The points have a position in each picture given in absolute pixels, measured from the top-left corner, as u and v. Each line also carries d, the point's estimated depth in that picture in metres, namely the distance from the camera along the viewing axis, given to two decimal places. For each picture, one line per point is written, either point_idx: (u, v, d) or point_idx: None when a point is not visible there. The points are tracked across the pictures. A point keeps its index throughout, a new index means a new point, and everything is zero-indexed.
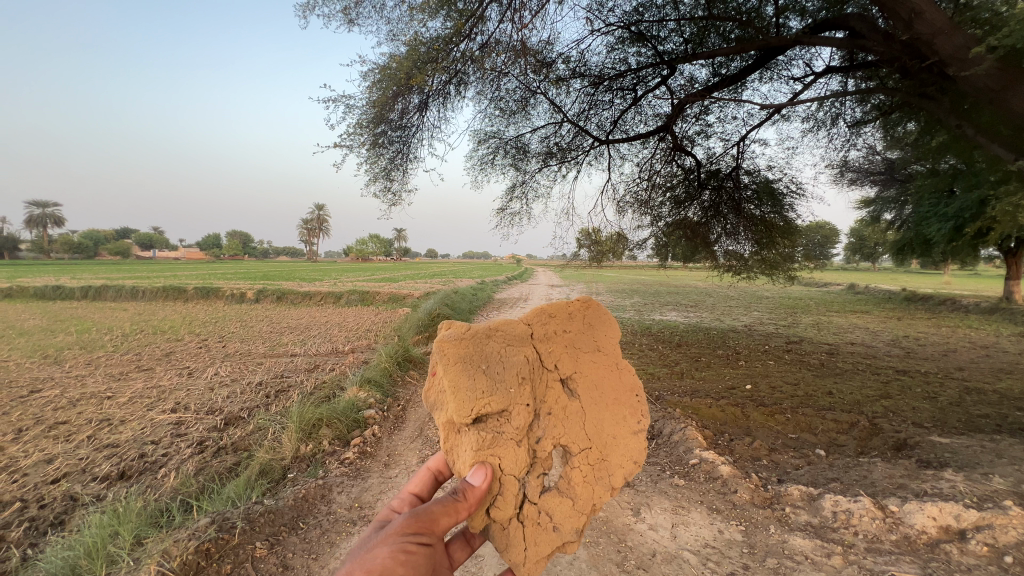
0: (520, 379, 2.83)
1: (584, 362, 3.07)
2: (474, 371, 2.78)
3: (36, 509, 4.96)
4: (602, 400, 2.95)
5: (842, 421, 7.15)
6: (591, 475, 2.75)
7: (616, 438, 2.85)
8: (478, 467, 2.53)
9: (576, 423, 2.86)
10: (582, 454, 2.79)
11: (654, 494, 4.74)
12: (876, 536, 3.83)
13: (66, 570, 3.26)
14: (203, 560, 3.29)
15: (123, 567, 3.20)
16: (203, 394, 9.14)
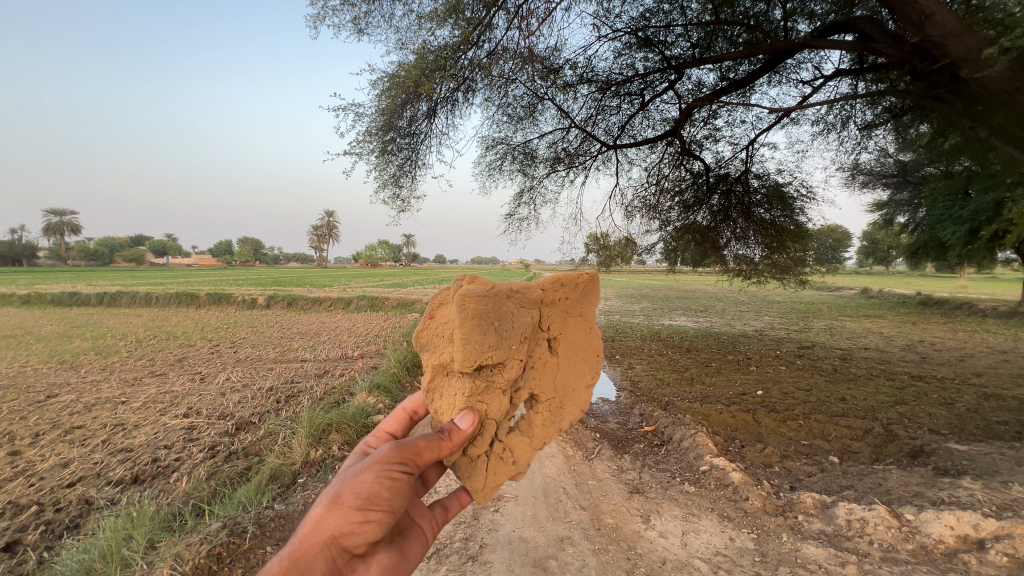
0: (520, 334, 2.83)
1: (571, 324, 3.05)
2: (484, 321, 2.72)
3: (53, 512, 5.04)
4: (572, 354, 2.96)
5: (855, 428, 7.06)
6: (550, 419, 2.81)
7: (578, 390, 2.90)
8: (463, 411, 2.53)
9: (551, 375, 2.90)
10: (548, 402, 2.84)
11: (664, 501, 4.70)
12: (892, 545, 3.77)
13: (82, 573, 3.30)
14: (215, 564, 3.31)
15: (137, 570, 3.23)
16: (215, 399, 9.23)
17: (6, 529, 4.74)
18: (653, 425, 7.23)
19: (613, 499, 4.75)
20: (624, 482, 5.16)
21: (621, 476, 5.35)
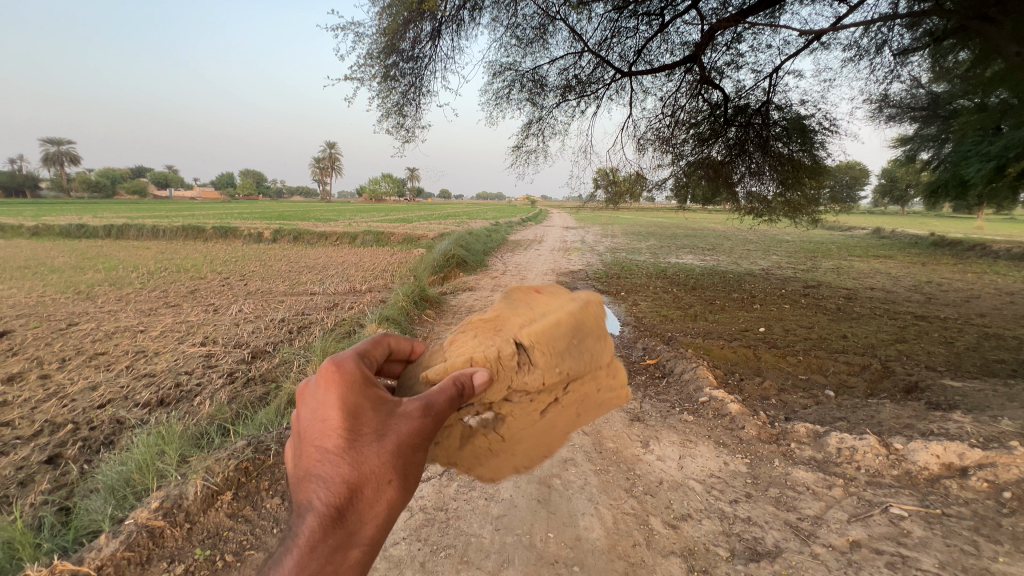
0: (572, 409, 2.49)
1: (576, 410, 2.50)
2: (583, 361, 2.46)
3: (88, 430, 5.39)
4: (551, 428, 2.48)
5: (853, 364, 7.24)
6: (485, 454, 2.39)
7: (514, 453, 2.50)
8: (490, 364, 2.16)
9: (527, 424, 2.37)
10: (501, 439, 2.38)
11: (663, 428, 4.93)
12: (878, 471, 3.99)
13: (122, 482, 3.58)
14: (243, 476, 3.55)
15: (172, 480, 3.48)
16: (229, 329, 9.53)
17: (46, 445, 5.09)
18: (656, 358, 7.44)
19: (614, 425, 4.98)
20: (625, 411, 5.38)
21: (622, 405, 5.58)
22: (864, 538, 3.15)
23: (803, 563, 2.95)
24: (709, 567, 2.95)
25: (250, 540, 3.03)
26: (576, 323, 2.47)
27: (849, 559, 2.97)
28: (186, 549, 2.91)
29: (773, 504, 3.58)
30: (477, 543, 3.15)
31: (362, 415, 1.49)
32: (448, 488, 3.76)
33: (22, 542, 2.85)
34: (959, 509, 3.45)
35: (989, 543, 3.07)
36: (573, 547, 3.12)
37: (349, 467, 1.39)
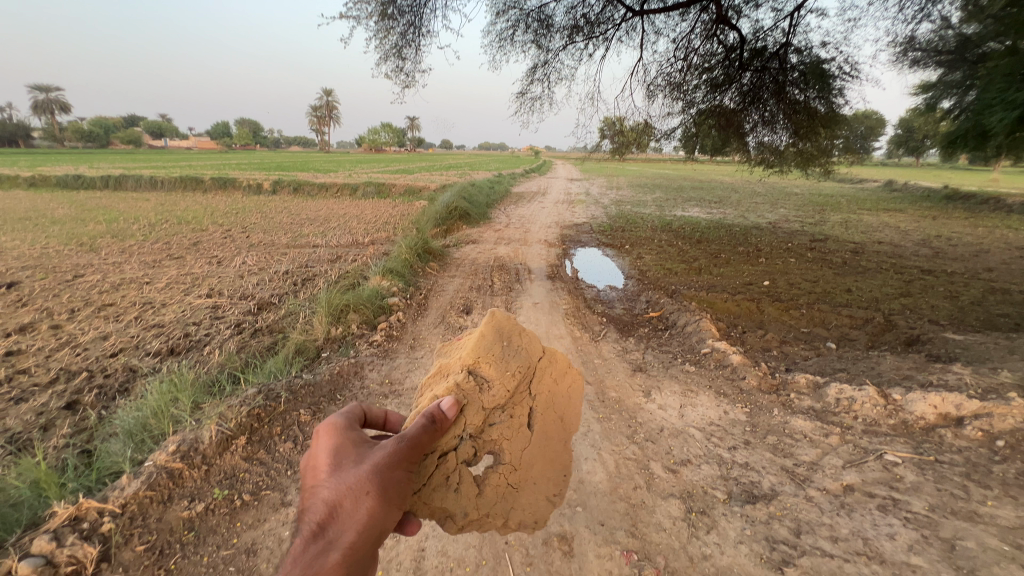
0: (552, 409, 2.60)
1: (556, 411, 2.60)
2: (526, 354, 2.60)
3: (103, 378, 5.52)
4: (548, 440, 2.55)
5: (855, 317, 7.25)
6: (505, 493, 2.41)
7: (534, 482, 2.51)
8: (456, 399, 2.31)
9: (522, 444, 2.45)
10: (513, 468, 2.42)
11: (665, 378, 5.01)
12: (875, 420, 4.07)
13: (139, 427, 3.69)
14: (256, 422, 3.65)
15: (187, 425, 3.59)
16: (233, 280, 9.56)
17: (64, 392, 5.23)
18: (659, 311, 7.46)
19: (617, 375, 5.06)
20: (627, 362, 5.45)
21: (625, 356, 5.64)
22: (858, 483, 3.26)
23: (796, 505, 3.07)
24: (706, 508, 3.08)
25: (266, 482, 3.17)
26: (504, 328, 2.62)
27: (841, 501, 3.08)
28: (206, 489, 3.04)
29: (770, 450, 3.68)
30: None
31: (338, 453, 1.76)
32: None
33: (49, 481, 2.98)
34: (952, 456, 3.54)
35: (979, 488, 3.17)
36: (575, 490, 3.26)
37: (327, 490, 1.62)
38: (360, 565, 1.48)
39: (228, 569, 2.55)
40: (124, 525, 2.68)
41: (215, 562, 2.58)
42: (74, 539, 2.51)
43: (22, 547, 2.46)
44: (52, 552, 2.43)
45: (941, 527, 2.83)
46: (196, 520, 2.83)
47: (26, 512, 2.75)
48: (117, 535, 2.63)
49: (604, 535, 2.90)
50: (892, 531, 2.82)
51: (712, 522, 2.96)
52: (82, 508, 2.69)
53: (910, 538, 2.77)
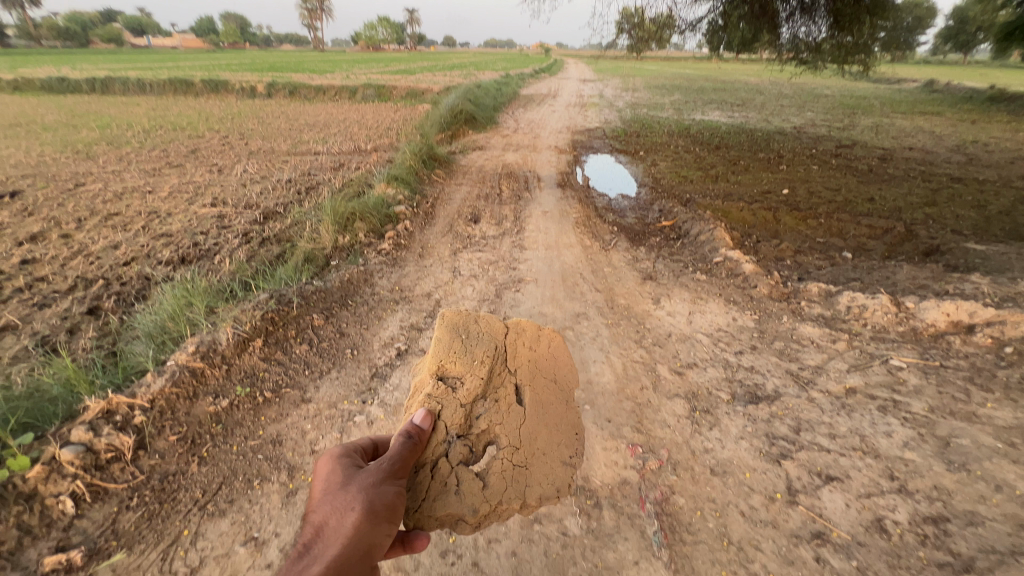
0: (534, 381, 2.63)
1: (539, 382, 2.66)
2: (489, 337, 2.62)
3: (119, 285, 5.61)
4: (541, 412, 2.55)
5: (875, 227, 7.00)
6: (515, 477, 2.31)
7: (542, 456, 2.45)
8: (430, 409, 2.29)
9: (516, 421, 2.42)
10: (514, 448, 2.36)
11: (675, 286, 4.98)
12: (883, 327, 4.08)
13: (158, 330, 3.80)
14: (271, 325, 3.70)
15: (204, 328, 3.66)
16: (236, 190, 9.34)
17: (83, 298, 5.35)
18: (672, 220, 7.24)
19: (626, 283, 5.03)
20: (638, 271, 5.39)
21: (635, 264, 5.57)
22: (860, 385, 3.33)
23: (798, 405, 3.17)
24: (710, 408, 3.19)
25: (285, 381, 3.31)
26: (458, 323, 2.65)
27: (843, 402, 3.17)
28: (229, 386, 3.18)
29: (777, 356, 3.73)
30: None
31: (326, 476, 1.77)
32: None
33: (78, 378, 3.11)
34: (956, 361, 3.58)
35: (980, 391, 3.23)
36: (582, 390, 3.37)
37: (314, 513, 1.62)
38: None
39: (257, 457, 2.76)
40: (155, 418, 2.84)
41: (245, 451, 2.79)
42: (110, 430, 2.67)
43: (63, 436, 2.63)
44: (90, 440, 2.59)
45: (938, 426, 2.92)
46: (222, 415, 3.01)
47: (62, 406, 2.91)
48: (149, 426, 2.81)
49: (611, 431, 3.05)
50: (889, 429, 2.92)
51: (714, 420, 3.09)
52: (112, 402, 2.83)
53: (906, 435, 2.87)
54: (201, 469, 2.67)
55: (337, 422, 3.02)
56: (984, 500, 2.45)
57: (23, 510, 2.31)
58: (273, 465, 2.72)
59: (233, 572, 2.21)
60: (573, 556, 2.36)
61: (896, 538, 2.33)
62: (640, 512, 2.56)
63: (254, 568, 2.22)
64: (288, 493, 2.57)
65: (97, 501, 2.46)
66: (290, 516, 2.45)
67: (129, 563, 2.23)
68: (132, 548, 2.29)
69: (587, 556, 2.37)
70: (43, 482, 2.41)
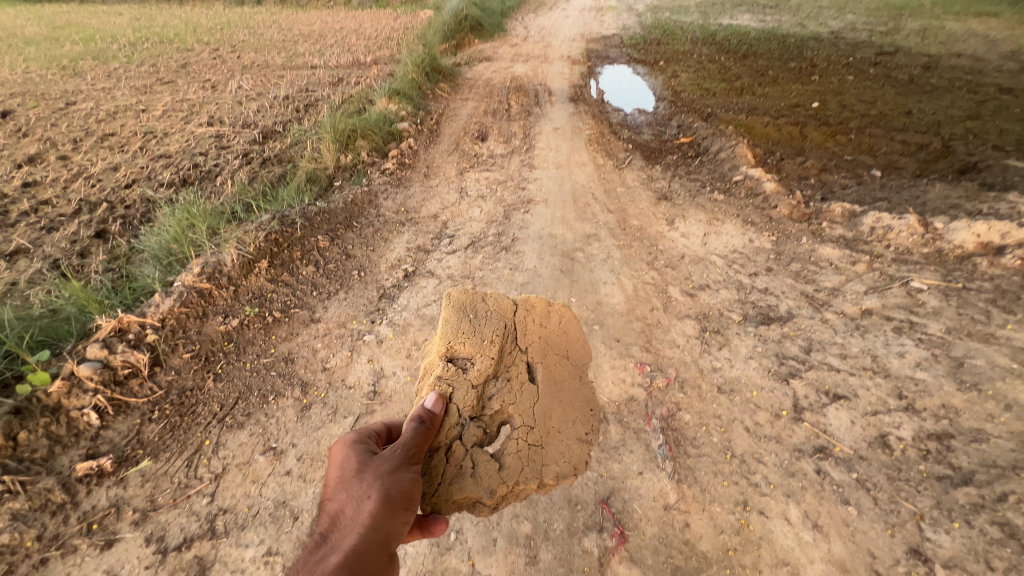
0: (548, 359, 2.30)
1: (553, 358, 2.35)
2: (498, 314, 2.28)
3: (124, 209, 5.53)
4: (556, 390, 2.27)
5: (910, 143, 6.53)
6: (533, 459, 2.04)
7: (558, 433, 2.16)
8: (440, 392, 2.02)
9: (531, 400, 2.15)
10: (530, 427, 2.09)
11: (691, 207, 4.77)
12: (907, 249, 3.90)
13: (164, 253, 3.77)
14: (275, 247, 3.62)
15: (208, 250, 3.61)
16: (232, 108, 8.89)
17: (90, 222, 5.30)
18: (691, 137, 6.80)
19: (640, 204, 4.82)
20: (652, 191, 5.14)
21: (650, 184, 5.30)
22: (877, 308, 3.24)
23: (811, 326, 3.12)
24: (720, 329, 3.16)
25: (294, 302, 3.32)
26: (462, 300, 2.29)
27: (857, 324, 3.11)
28: (238, 307, 3.20)
29: (793, 278, 3.62)
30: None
31: (341, 462, 1.65)
32: (473, 260, 3.80)
33: (87, 298, 3.13)
34: (980, 284, 3.45)
35: (1001, 314, 3.14)
36: (590, 310, 3.35)
37: (330, 502, 1.53)
38: (366, 567, 1.33)
39: (270, 374, 2.84)
40: (167, 337, 2.89)
41: (258, 369, 2.87)
42: (124, 347, 2.73)
43: (80, 353, 2.70)
44: (106, 357, 2.66)
45: (954, 347, 2.88)
46: (233, 334, 3.05)
47: (75, 326, 2.95)
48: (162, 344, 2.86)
49: (619, 350, 3.06)
50: (905, 351, 2.89)
51: (724, 341, 3.07)
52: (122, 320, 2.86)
53: (919, 356, 2.84)
54: (217, 385, 2.77)
55: (347, 341, 3.07)
56: (991, 419, 2.46)
57: (52, 422, 2.44)
58: (287, 381, 2.81)
59: (255, 478, 2.36)
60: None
61: (898, 453, 2.38)
62: (645, 425, 2.64)
63: (275, 474, 2.37)
64: (304, 406, 2.68)
65: (120, 414, 2.58)
66: (308, 427, 2.58)
67: (157, 469, 2.39)
68: (159, 456, 2.44)
69: (592, 466, 2.49)
70: (66, 396, 2.51)
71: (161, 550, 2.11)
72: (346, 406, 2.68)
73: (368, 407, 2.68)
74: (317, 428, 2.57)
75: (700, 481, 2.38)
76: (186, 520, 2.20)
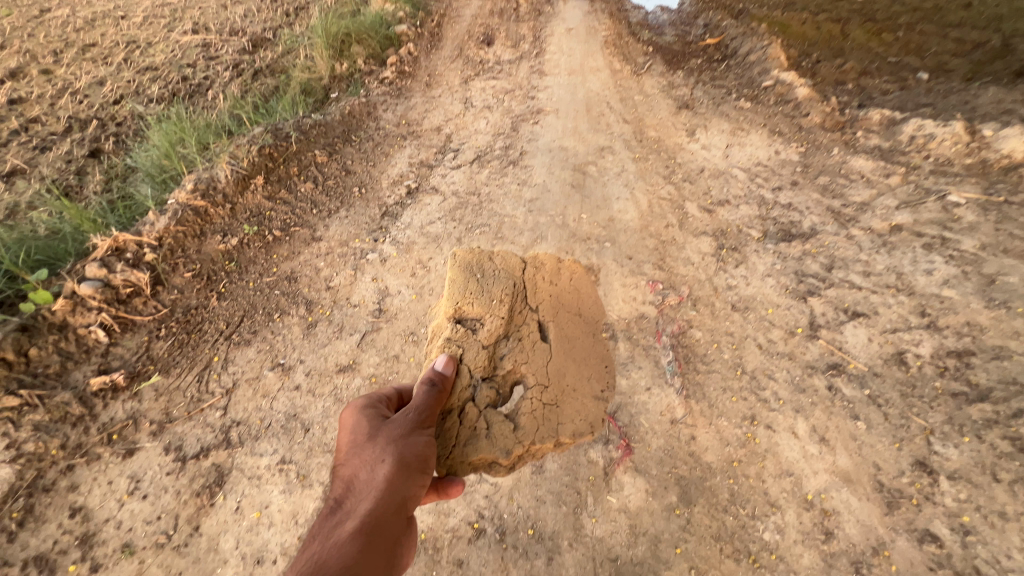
0: (559, 319, 2.23)
1: (564, 317, 2.26)
2: (506, 272, 2.20)
3: (115, 127, 5.28)
4: (568, 348, 2.18)
5: (966, 41, 5.81)
6: (546, 417, 1.96)
7: (574, 391, 2.11)
8: (450, 353, 1.92)
9: (544, 358, 2.06)
10: (544, 385, 2.01)
11: (714, 117, 4.39)
12: (947, 160, 3.59)
13: (157, 170, 3.62)
14: (271, 163, 3.44)
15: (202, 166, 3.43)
16: (218, 12, 8.16)
17: (83, 140, 5.10)
18: (719, 37, 6.12)
19: (658, 114, 4.46)
20: (673, 99, 4.72)
21: (670, 92, 4.87)
22: (907, 223, 3.05)
23: (834, 243, 2.97)
24: (738, 246, 3.03)
25: (294, 220, 3.22)
26: (469, 261, 2.21)
27: (884, 241, 2.95)
28: (236, 226, 3.12)
29: (819, 192, 3.39)
30: (510, 222, 3.24)
31: (351, 428, 1.51)
32: (479, 175, 3.61)
33: (79, 216, 3.05)
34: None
35: None
36: (602, 226, 3.21)
37: (341, 468, 1.40)
38: (384, 536, 1.20)
39: (273, 293, 2.85)
40: (166, 257, 2.86)
41: (262, 288, 2.87)
42: (123, 267, 2.72)
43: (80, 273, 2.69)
44: (107, 277, 2.67)
45: (986, 264, 2.72)
46: (234, 253, 3.01)
47: (72, 245, 2.92)
48: (162, 263, 2.84)
49: (631, 268, 2.96)
50: (933, 269, 2.74)
51: (741, 258, 2.96)
52: (118, 239, 2.81)
53: (947, 273, 2.70)
54: (222, 303, 2.80)
55: (352, 258, 3.02)
56: (1018, 335, 2.36)
57: (60, 339, 2.52)
58: (291, 300, 2.83)
59: (266, 393, 2.48)
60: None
61: (914, 369, 2.39)
62: (655, 342, 2.63)
63: (285, 389, 2.49)
64: (309, 324, 2.72)
65: (128, 331, 2.64)
66: (315, 346, 2.64)
67: (170, 384, 2.51)
68: (169, 370, 2.56)
69: None
70: (71, 314, 2.57)
71: (181, 458, 2.29)
72: (352, 325, 2.71)
73: (374, 325, 2.71)
74: (323, 346, 2.64)
75: (703, 398, 2.43)
76: (202, 432, 2.36)
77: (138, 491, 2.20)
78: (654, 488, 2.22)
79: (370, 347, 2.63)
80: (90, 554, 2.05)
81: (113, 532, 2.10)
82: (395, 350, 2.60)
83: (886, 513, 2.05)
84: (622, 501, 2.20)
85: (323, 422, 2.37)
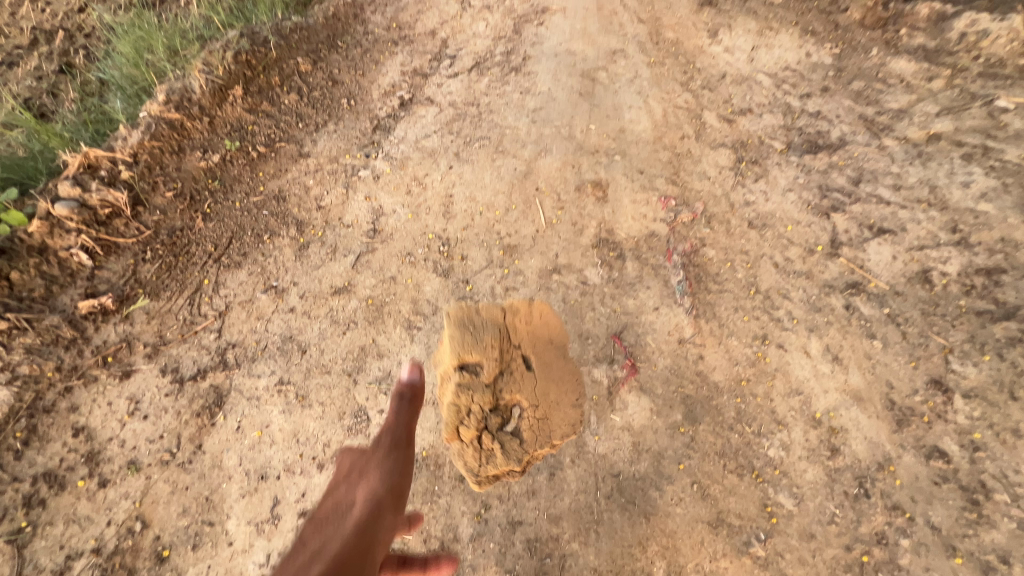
0: (543, 334, 2.05)
1: (541, 346, 2.02)
2: (485, 323, 1.92)
3: (84, 37, 4.80)
4: (552, 369, 2.00)
5: None
6: (540, 431, 1.94)
7: (559, 403, 2.01)
8: (469, 421, 1.84)
9: (533, 386, 1.94)
10: (534, 407, 1.94)
11: (738, 15, 3.75)
12: (1000, 61, 3.19)
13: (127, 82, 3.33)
14: (249, 72, 3.14)
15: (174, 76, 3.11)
16: None
17: (51, 53, 4.70)
18: None
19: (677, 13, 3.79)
20: None
21: None
22: (948, 132, 2.78)
23: (865, 154, 2.77)
24: (759, 158, 2.83)
25: (278, 135, 3.01)
26: (451, 315, 1.91)
27: (920, 150, 2.73)
28: (216, 141, 2.92)
29: (852, 100, 3.07)
30: (512, 134, 3.01)
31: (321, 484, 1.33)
32: (478, 83, 3.29)
33: (47, 133, 2.87)
34: None
35: None
36: (611, 139, 2.96)
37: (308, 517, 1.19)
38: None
39: (259, 212, 2.77)
40: (143, 174, 2.73)
41: (249, 207, 2.78)
42: (98, 185, 2.62)
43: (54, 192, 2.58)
44: (82, 197, 2.57)
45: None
46: (217, 171, 2.86)
47: (42, 164, 2.77)
48: (139, 183, 2.72)
49: (642, 183, 2.78)
50: (968, 186, 2.56)
51: (762, 172, 2.77)
52: (88, 155, 2.66)
53: (985, 186, 2.54)
54: (207, 224, 2.73)
55: (342, 173, 2.88)
56: None
57: (44, 261, 2.50)
58: (281, 221, 2.75)
59: (260, 315, 2.51)
60: (592, 302, 2.47)
61: (937, 288, 2.34)
62: (664, 262, 2.54)
63: (279, 311, 2.52)
64: (302, 245, 2.67)
65: (112, 254, 2.61)
66: (312, 268, 2.61)
67: (160, 307, 2.53)
68: (158, 293, 2.56)
69: (605, 302, 2.47)
70: (49, 236, 2.51)
71: (176, 379, 2.38)
72: (349, 248, 2.66)
73: (369, 246, 2.67)
74: (317, 268, 2.61)
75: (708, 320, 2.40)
76: (196, 354, 2.43)
77: (139, 412, 2.32)
78: (658, 407, 2.26)
79: (367, 270, 2.60)
80: (97, 470, 2.21)
81: (117, 450, 2.24)
82: (391, 273, 2.59)
83: (896, 430, 2.13)
84: (627, 420, 2.25)
85: (321, 343, 2.44)
